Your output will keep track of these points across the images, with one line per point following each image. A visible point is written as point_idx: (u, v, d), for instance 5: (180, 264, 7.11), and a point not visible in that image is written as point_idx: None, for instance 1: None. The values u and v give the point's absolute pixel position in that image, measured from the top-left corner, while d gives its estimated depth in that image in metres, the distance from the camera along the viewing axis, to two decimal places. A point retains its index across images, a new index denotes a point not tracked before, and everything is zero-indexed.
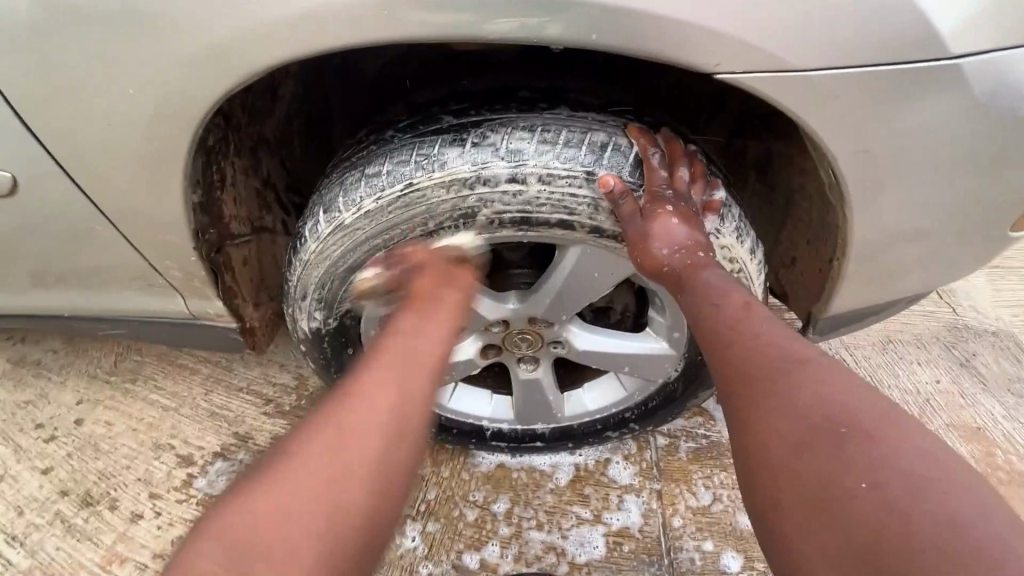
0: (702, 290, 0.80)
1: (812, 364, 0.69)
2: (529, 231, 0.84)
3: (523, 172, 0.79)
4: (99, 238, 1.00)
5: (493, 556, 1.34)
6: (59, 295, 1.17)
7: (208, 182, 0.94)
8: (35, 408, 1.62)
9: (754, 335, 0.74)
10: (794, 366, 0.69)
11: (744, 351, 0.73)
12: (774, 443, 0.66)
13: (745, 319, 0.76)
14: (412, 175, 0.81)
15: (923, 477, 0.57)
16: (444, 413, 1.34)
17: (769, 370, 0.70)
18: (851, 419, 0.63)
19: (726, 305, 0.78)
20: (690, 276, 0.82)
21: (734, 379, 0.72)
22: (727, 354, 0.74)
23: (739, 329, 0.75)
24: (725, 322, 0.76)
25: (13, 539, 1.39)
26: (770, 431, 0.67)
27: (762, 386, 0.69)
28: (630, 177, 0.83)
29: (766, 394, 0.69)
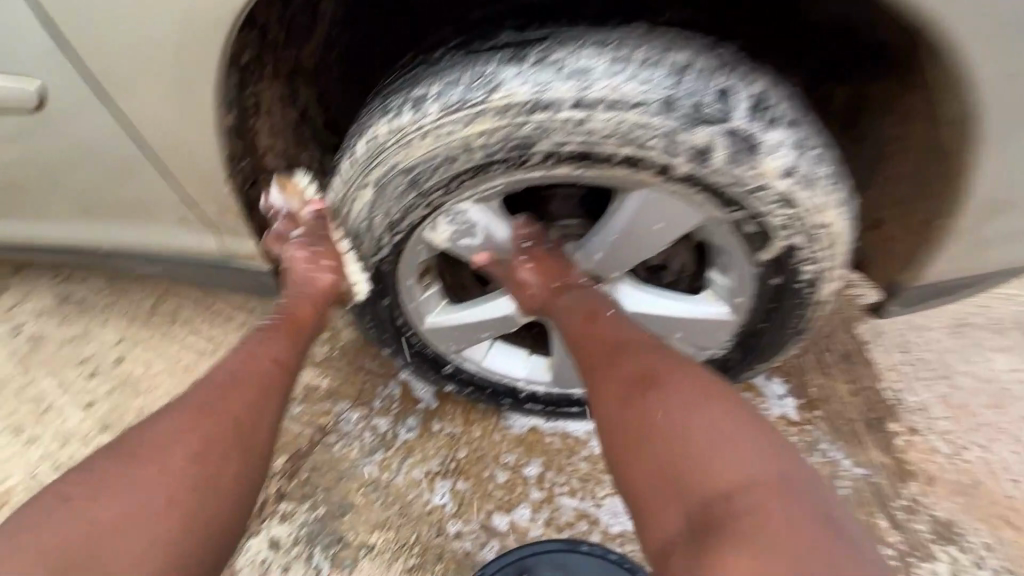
0: (607, 321, 0.91)
1: (684, 378, 0.81)
2: (589, 168, 0.74)
3: (589, 96, 0.69)
4: (132, 166, 0.96)
5: (523, 519, 1.30)
6: (96, 227, 1.15)
7: (243, 105, 0.88)
8: (79, 344, 1.65)
9: (638, 359, 0.85)
10: (664, 384, 0.80)
11: (629, 375, 0.83)
12: (640, 444, 0.77)
13: (635, 340, 0.88)
14: (463, 97, 0.73)
15: (743, 448, 0.72)
16: (479, 371, 1.27)
17: (639, 391, 0.81)
18: (710, 427, 0.75)
19: (620, 330, 0.89)
20: (578, 316, 0.92)
21: (608, 405, 0.83)
22: (607, 377, 0.85)
23: (620, 353, 0.86)
24: (613, 346, 0.87)
25: (58, 468, 1.43)
26: (637, 435, 0.78)
27: (633, 408, 0.80)
28: (713, 106, 0.70)
29: (636, 415, 0.79)
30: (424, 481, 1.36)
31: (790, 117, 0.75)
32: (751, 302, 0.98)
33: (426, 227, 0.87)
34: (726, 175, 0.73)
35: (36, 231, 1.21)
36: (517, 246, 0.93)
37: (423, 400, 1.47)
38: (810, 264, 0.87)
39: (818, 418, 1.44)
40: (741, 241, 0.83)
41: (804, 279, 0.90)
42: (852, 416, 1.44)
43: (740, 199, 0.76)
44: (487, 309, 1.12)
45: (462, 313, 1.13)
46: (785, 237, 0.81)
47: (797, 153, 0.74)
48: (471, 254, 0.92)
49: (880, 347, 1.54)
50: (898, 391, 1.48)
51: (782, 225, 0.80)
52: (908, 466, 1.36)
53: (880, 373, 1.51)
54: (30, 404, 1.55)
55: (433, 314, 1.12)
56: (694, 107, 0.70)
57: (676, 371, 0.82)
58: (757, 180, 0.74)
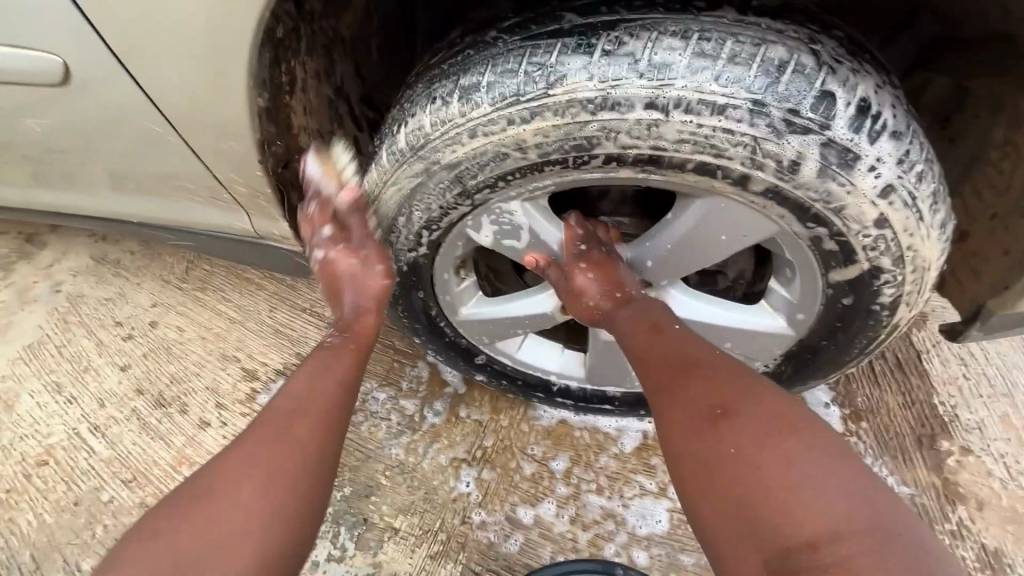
0: (675, 337, 0.81)
1: (761, 406, 0.71)
2: (655, 174, 0.66)
3: (666, 95, 0.60)
4: (162, 142, 0.91)
5: (548, 513, 1.29)
6: (130, 198, 1.13)
7: (275, 84, 0.81)
8: (115, 306, 1.66)
9: (709, 381, 0.75)
10: (737, 414, 0.71)
11: (696, 402, 0.73)
12: (691, 452, 0.71)
13: (702, 356, 0.78)
14: (520, 88, 0.64)
15: (816, 466, 0.65)
16: (511, 363, 1.22)
17: (710, 421, 0.71)
18: (794, 464, 0.65)
19: (689, 347, 0.79)
20: (642, 327, 0.82)
21: (675, 437, 0.74)
22: (670, 401, 0.75)
23: (686, 371, 0.77)
24: (680, 362, 0.78)
25: (96, 429, 1.47)
26: (691, 445, 0.72)
27: (705, 440, 0.71)
28: (812, 113, 0.60)
29: (706, 449, 0.70)
30: (450, 468, 1.34)
31: (899, 126, 0.64)
32: (815, 319, 0.88)
33: (468, 223, 0.81)
34: (814, 189, 0.64)
35: (69, 199, 1.19)
36: (572, 250, 0.85)
37: (451, 384, 1.45)
38: (891, 287, 0.78)
39: (863, 430, 1.35)
40: (819, 258, 0.74)
41: (882, 301, 0.81)
42: (900, 430, 1.35)
43: (826, 216, 0.67)
44: (524, 304, 1.06)
45: (497, 307, 1.07)
46: (871, 258, 0.72)
47: (902, 168, 0.64)
48: (513, 253, 0.85)
49: (938, 358, 1.42)
50: (953, 406, 1.38)
51: (870, 246, 0.71)
52: (957, 488, 1.29)
53: (934, 387, 1.40)
54: (69, 362, 1.58)
55: (468, 306, 1.07)
56: (789, 112, 0.60)
57: (751, 395, 0.73)
58: (850, 197, 0.65)
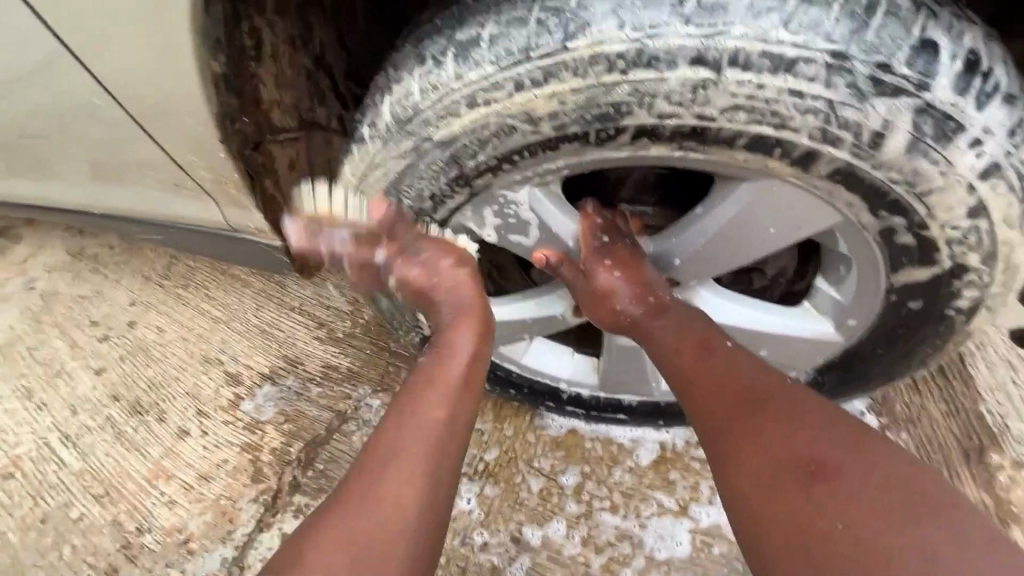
0: (730, 364, 0.68)
1: (863, 458, 0.58)
2: (697, 150, 0.54)
3: (717, 48, 0.47)
4: (111, 121, 0.79)
5: (557, 534, 1.17)
6: (92, 186, 1.01)
7: (236, 47, 0.68)
8: (91, 305, 1.54)
9: (791, 425, 0.61)
10: (834, 470, 0.57)
11: (776, 452, 0.60)
12: (769, 500, 0.58)
13: (774, 388, 0.65)
14: (531, 41, 0.51)
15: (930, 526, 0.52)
16: (516, 369, 1.10)
17: (799, 477, 0.58)
18: (917, 537, 0.52)
19: (750, 371, 0.67)
20: (684, 343, 0.71)
21: (749, 491, 0.60)
22: (741, 448, 0.62)
23: (759, 410, 0.63)
24: (744, 391, 0.65)
25: (67, 439, 1.35)
26: (769, 491, 0.59)
27: (794, 500, 0.57)
28: (903, 68, 0.48)
29: (794, 510, 0.56)
30: None
31: (1011, 88, 0.51)
32: (871, 325, 0.76)
33: (469, 211, 0.68)
34: (898, 168, 0.51)
35: (35, 188, 1.09)
36: (591, 244, 0.73)
37: None
38: (974, 288, 0.65)
39: (904, 441, 1.23)
40: (888, 256, 0.62)
41: (958, 305, 0.68)
42: (945, 443, 1.22)
43: (907, 203, 0.55)
44: (529, 304, 0.94)
45: (499, 308, 0.95)
46: (956, 255, 0.60)
47: (1012, 141, 0.51)
48: (520, 246, 0.73)
49: (985, 362, 1.29)
50: (1003, 416, 1.25)
51: (957, 241, 0.58)
52: (1011, 508, 1.16)
53: (982, 394, 1.27)
54: (40, 366, 1.46)
55: None
56: (876, 69, 0.47)
57: (848, 446, 0.59)
58: (944, 178, 0.52)
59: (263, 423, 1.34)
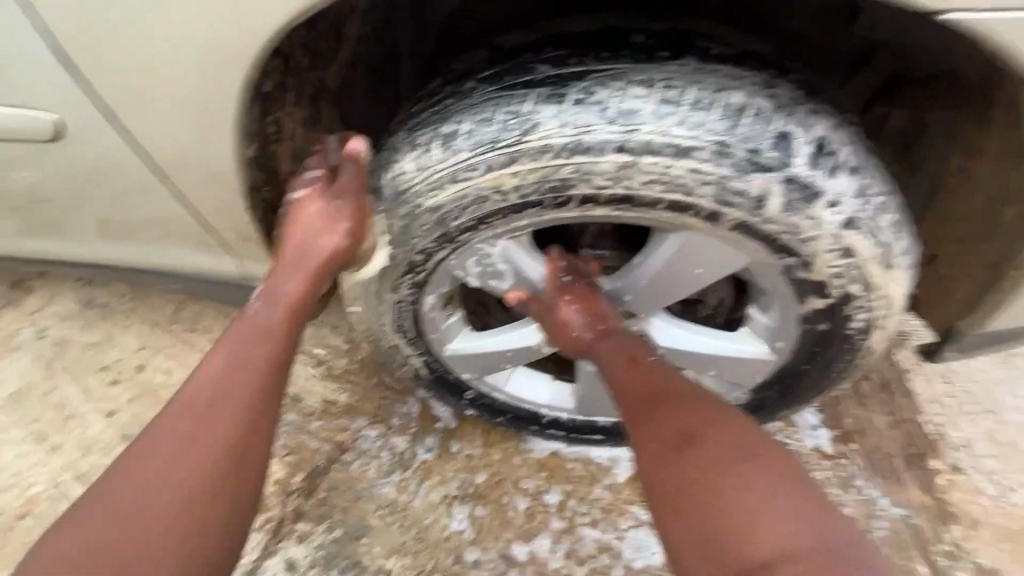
0: (645, 369, 0.84)
1: (734, 439, 0.74)
2: (629, 211, 0.69)
3: (634, 140, 0.64)
4: (151, 193, 0.94)
5: (543, 549, 1.27)
6: (120, 245, 1.15)
7: (263, 134, 0.84)
8: (102, 350, 1.65)
9: (684, 412, 0.78)
10: (713, 444, 0.74)
11: (668, 431, 0.76)
12: (665, 467, 0.74)
13: (677, 387, 0.82)
14: (496, 135, 0.68)
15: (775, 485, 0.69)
16: (500, 396, 1.22)
17: (685, 447, 0.74)
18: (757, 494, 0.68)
19: (665, 377, 0.83)
20: (618, 359, 0.85)
21: (645, 461, 0.77)
22: (642, 429, 0.79)
23: (659, 403, 0.80)
24: (656, 391, 0.81)
25: (79, 478, 1.44)
26: (666, 462, 0.74)
27: (678, 463, 0.74)
28: (771, 152, 0.64)
29: (672, 472, 0.73)
30: (442, 505, 1.33)
31: (856, 162, 0.69)
32: (794, 345, 0.90)
33: (454, 259, 0.83)
34: (781, 223, 0.68)
35: (55, 247, 1.21)
36: (554, 282, 0.88)
37: (442, 419, 1.44)
38: (863, 312, 0.81)
39: (853, 452, 1.36)
40: (792, 288, 0.77)
41: (856, 326, 0.84)
42: (889, 451, 1.36)
43: (794, 248, 0.71)
44: (508, 337, 1.08)
45: (484, 340, 1.08)
46: (842, 286, 0.75)
47: (862, 200, 0.68)
48: (498, 287, 0.88)
49: (922, 376, 1.44)
50: (940, 424, 1.39)
51: (838, 275, 0.74)
52: (950, 508, 1.29)
53: (920, 405, 1.41)
54: (53, 410, 1.55)
55: (456, 342, 1.08)
56: (751, 153, 0.64)
57: (727, 428, 0.75)
58: (816, 230, 0.68)
59: None
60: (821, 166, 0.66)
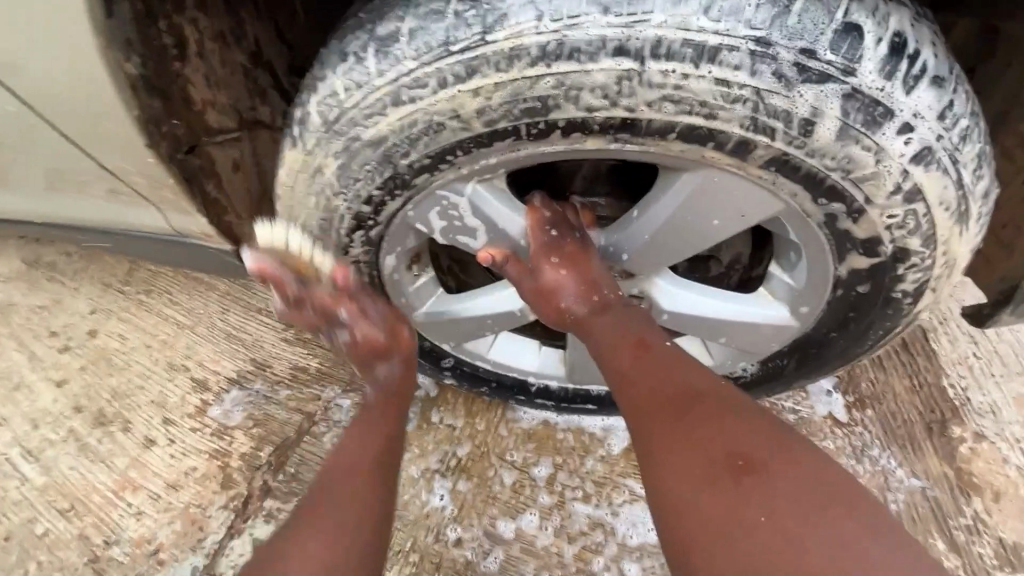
0: (665, 359, 0.69)
1: (795, 461, 0.59)
2: (628, 142, 0.54)
3: (636, 39, 0.48)
4: (34, 129, 0.76)
5: (531, 526, 1.17)
6: (31, 193, 0.98)
7: (156, 48, 0.66)
8: (49, 315, 1.50)
9: (727, 424, 0.62)
10: (756, 464, 0.59)
11: (705, 445, 0.61)
12: (692, 490, 0.60)
13: (713, 388, 0.66)
14: (451, 34, 0.51)
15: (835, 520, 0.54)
16: (482, 364, 1.08)
17: (720, 465, 0.59)
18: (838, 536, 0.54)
19: (687, 372, 0.68)
20: (626, 347, 0.70)
21: (674, 483, 0.61)
22: (673, 445, 0.62)
23: (695, 409, 0.64)
24: (680, 392, 0.66)
25: (29, 454, 1.32)
26: (694, 481, 0.60)
27: (710, 486, 0.59)
28: (827, 53, 0.49)
29: (722, 504, 0.57)
30: (421, 480, 1.22)
31: (939, 70, 0.53)
32: (823, 310, 0.76)
33: (410, 210, 0.66)
34: (832, 155, 0.52)
35: None
36: (539, 239, 0.72)
37: (421, 386, 1.32)
38: (917, 271, 0.66)
39: (870, 419, 1.24)
40: (833, 242, 0.61)
41: (904, 287, 0.69)
42: (908, 418, 1.24)
43: (844, 189, 0.55)
44: (486, 301, 0.93)
45: (458, 304, 0.93)
46: (896, 239, 0.60)
47: (942, 122, 0.53)
48: (468, 244, 0.72)
49: (946, 336, 1.31)
50: (964, 389, 1.27)
51: (893, 226, 0.59)
52: (971, 479, 1.19)
53: (944, 367, 1.29)
54: None
55: (426, 307, 0.92)
56: (801, 55, 0.49)
57: (772, 443, 0.60)
58: (877, 164, 0.53)
59: (231, 428, 1.32)
60: (895, 73, 0.51)
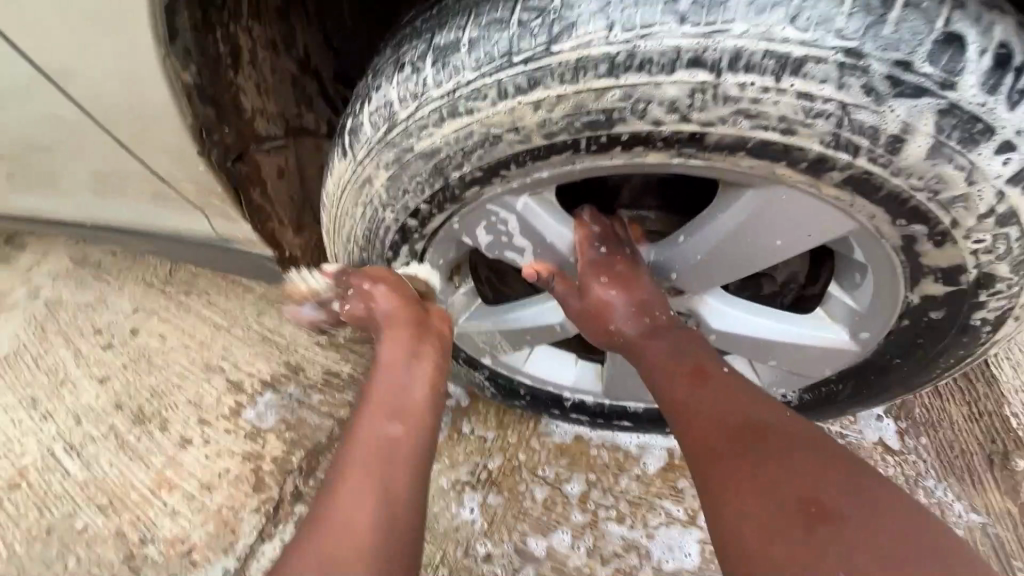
0: (724, 388, 0.65)
1: (878, 510, 0.53)
2: (694, 158, 0.51)
3: (713, 50, 0.46)
4: (87, 135, 0.77)
5: (562, 545, 1.14)
6: (84, 197, 1.00)
7: (211, 56, 0.66)
8: (94, 313, 1.53)
9: (791, 456, 0.57)
10: (828, 501, 0.54)
11: (768, 481, 0.56)
12: (756, 531, 0.54)
13: (774, 419, 0.62)
14: (515, 43, 0.50)
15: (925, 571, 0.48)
16: (518, 377, 1.06)
17: (784, 505, 0.54)
18: None
19: (745, 401, 0.63)
20: (679, 374, 0.67)
21: (735, 521, 0.56)
22: (733, 481, 0.58)
23: (760, 446, 0.59)
24: (737, 422, 0.61)
25: (71, 448, 1.35)
26: (756, 519, 0.55)
27: (778, 527, 0.53)
28: (925, 63, 0.45)
29: (791, 548, 0.52)
30: (452, 492, 1.20)
31: None
32: (887, 336, 0.71)
33: (458, 222, 0.64)
34: (919, 174, 0.49)
35: (22, 201, 1.08)
36: (588, 256, 0.69)
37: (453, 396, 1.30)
38: (1002, 298, 0.61)
39: (924, 447, 1.17)
40: (909, 267, 0.58)
41: (984, 315, 0.64)
42: (966, 448, 1.17)
43: (929, 211, 0.51)
44: (526, 314, 0.90)
45: (497, 316, 0.91)
46: (983, 265, 0.56)
47: None
48: (514, 259, 0.70)
49: (1008, 362, 1.23)
50: None
51: (980, 252, 0.55)
52: None
53: (1005, 395, 1.21)
54: (45, 375, 1.46)
55: (464, 318, 0.91)
56: (896, 66, 0.45)
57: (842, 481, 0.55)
58: (968, 185, 0.50)
59: (264, 431, 1.33)
60: (998, 86, 0.47)
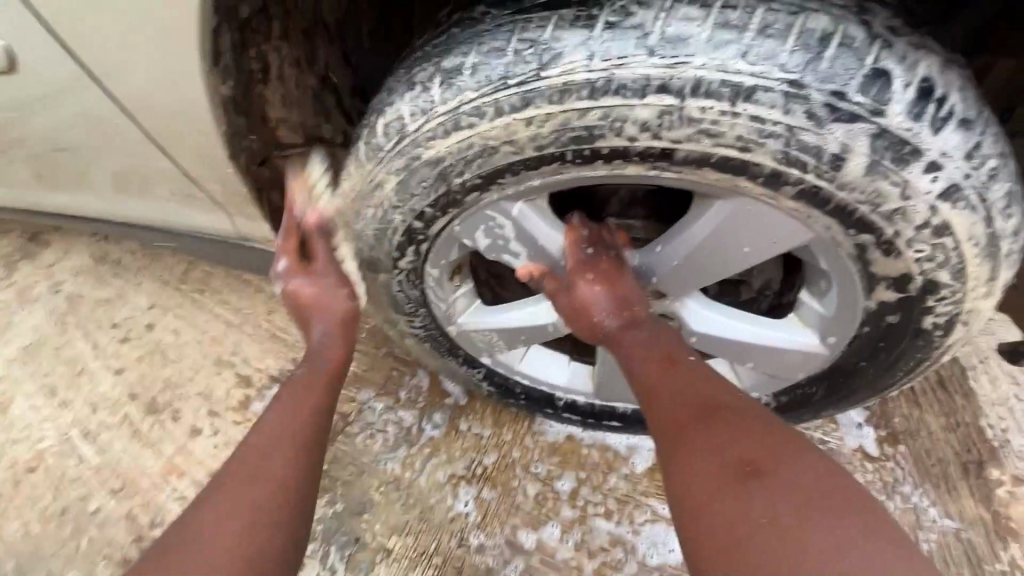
0: (686, 372, 0.72)
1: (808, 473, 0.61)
2: (667, 170, 0.58)
3: (678, 78, 0.53)
4: (128, 139, 0.86)
5: (552, 539, 1.19)
6: (116, 197, 1.08)
7: (244, 72, 0.74)
8: (112, 307, 1.61)
9: (739, 430, 0.65)
10: (765, 466, 0.62)
11: (716, 451, 0.64)
12: (705, 493, 0.63)
13: (727, 399, 0.69)
14: (509, 68, 0.57)
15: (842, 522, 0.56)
16: (513, 376, 1.11)
17: (729, 469, 0.62)
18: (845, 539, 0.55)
19: (705, 384, 0.71)
20: (650, 361, 0.74)
21: (689, 485, 0.64)
22: (688, 452, 0.66)
23: (712, 421, 0.67)
24: (696, 402, 0.69)
25: (87, 435, 1.42)
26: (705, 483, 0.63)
27: (722, 488, 0.62)
28: (858, 94, 0.53)
29: (731, 504, 0.60)
30: (448, 485, 1.25)
31: (966, 112, 0.57)
32: (851, 340, 0.77)
33: (459, 224, 0.71)
34: (860, 189, 0.56)
35: (55, 199, 1.16)
36: (576, 256, 0.76)
37: (452, 395, 1.35)
38: (948, 303, 0.67)
39: (902, 455, 1.22)
40: (864, 273, 0.64)
41: (935, 320, 0.70)
42: (943, 456, 1.21)
43: (874, 222, 0.58)
44: (520, 315, 0.97)
45: (493, 317, 0.98)
46: (926, 272, 0.63)
47: (968, 164, 0.56)
48: (510, 259, 0.77)
49: (986, 376, 1.28)
50: (1003, 430, 1.23)
51: (922, 260, 0.61)
52: (1009, 524, 1.15)
53: (982, 407, 1.25)
54: (63, 365, 1.53)
55: (463, 317, 0.97)
56: (833, 96, 0.53)
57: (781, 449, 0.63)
58: (905, 199, 0.57)
59: None
60: (923, 114, 0.54)
